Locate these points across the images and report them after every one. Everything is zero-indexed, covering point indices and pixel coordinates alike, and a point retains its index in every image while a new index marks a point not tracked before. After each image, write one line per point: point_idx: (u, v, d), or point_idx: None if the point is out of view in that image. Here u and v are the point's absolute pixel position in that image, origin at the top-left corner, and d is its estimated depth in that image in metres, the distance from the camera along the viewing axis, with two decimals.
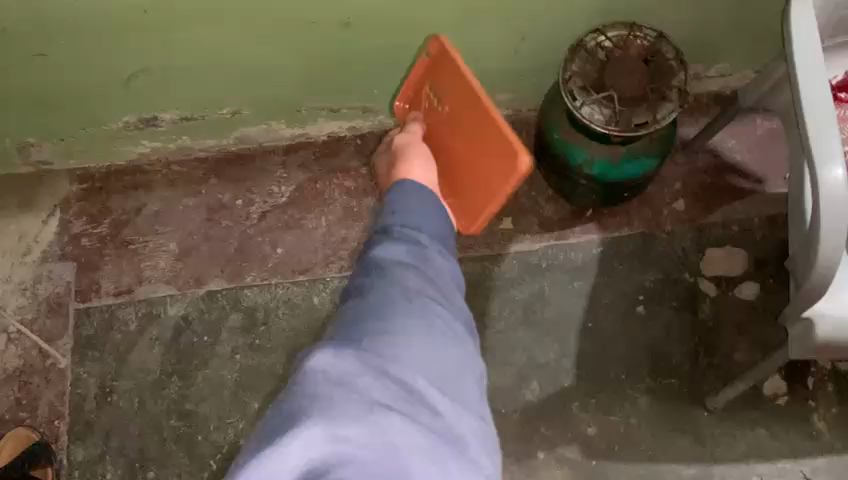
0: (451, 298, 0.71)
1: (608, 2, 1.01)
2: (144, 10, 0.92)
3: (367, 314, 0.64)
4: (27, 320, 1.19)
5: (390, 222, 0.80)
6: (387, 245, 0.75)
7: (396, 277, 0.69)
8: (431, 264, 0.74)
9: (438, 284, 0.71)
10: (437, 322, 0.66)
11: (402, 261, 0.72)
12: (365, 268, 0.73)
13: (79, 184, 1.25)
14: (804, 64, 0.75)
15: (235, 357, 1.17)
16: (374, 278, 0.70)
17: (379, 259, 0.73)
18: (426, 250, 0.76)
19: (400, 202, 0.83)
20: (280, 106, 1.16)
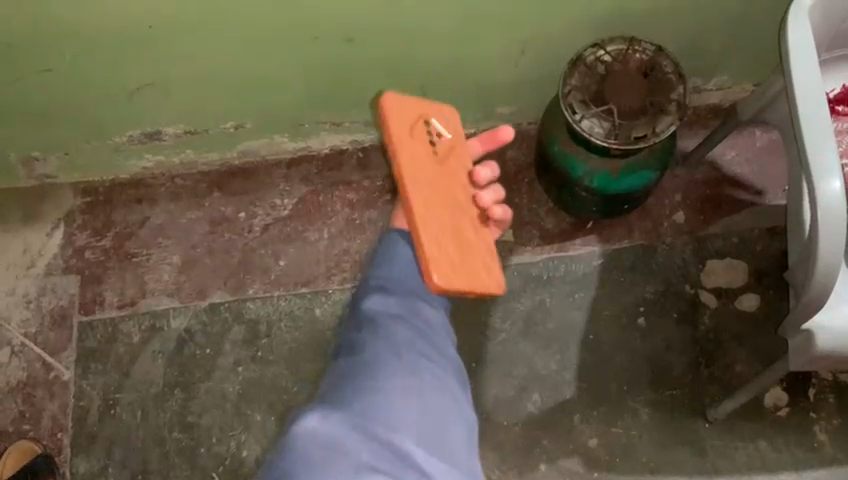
0: (445, 340, 0.68)
1: (606, 16, 1.03)
2: (148, 25, 0.93)
3: (356, 371, 0.63)
4: (30, 332, 1.19)
5: (382, 265, 0.72)
6: (375, 295, 0.70)
7: (386, 329, 0.66)
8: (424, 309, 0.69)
9: (430, 329, 0.68)
10: (430, 370, 0.64)
11: (395, 308, 0.68)
12: (356, 318, 0.69)
13: (83, 197, 1.26)
14: (801, 78, 0.76)
15: (238, 370, 1.17)
16: (363, 330, 0.67)
17: (368, 309, 0.69)
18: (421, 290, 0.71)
19: (387, 247, 0.74)
20: (282, 120, 1.17)
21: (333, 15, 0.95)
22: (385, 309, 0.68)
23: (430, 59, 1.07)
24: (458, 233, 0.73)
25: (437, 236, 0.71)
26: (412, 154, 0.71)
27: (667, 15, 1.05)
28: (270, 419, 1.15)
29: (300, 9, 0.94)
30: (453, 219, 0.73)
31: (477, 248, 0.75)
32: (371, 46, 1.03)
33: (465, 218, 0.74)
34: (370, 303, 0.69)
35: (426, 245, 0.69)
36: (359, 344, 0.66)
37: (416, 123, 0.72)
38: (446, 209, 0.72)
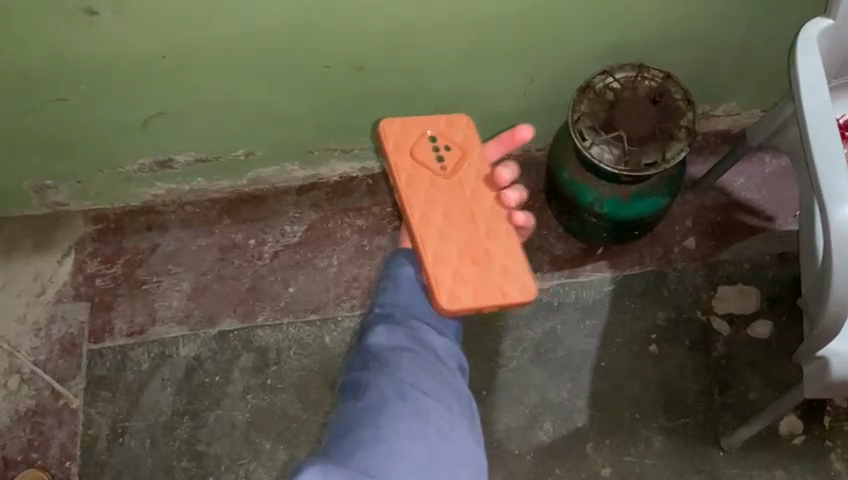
0: (450, 375, 0.70)
1: (614, 43, 1.03)
2: (162, 55, 0.95)
3: (361, 414, 0.65)
4: (40, 360, 1.19)
5: (391, 306, 0.75)
6: (379, 332, 0.71)
7: (390, 369, 0.67)
8: (428, 345, 0.71)
9: (435, 365, 0.69)
10: (434, 409, 0.66)
11: (400, 349, 0.69)
12: (361, 356, 0.71)
13: (94, 224, 1.26)
14: (812, 104, 0.76)
15: (247, 397, 1.17)
16: (368, 370, 0.69)
17: (373, 346, 0.70)
18: (428, 329, 0.73)
19: (394, 279, 0.78)
20: (293, 147, 1.18)
21: (344, 43, 0.97)
22: (389, 347, 0.70)
23: (440, 87, 1.08)
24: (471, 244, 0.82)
25: (442, 251, 0.80)
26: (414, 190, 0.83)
27: (675, 42, 1.05)
28: (279, 448, 1.14)
29: (310, 37, 0.95)
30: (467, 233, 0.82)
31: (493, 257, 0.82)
32: (380, 73, 1.03)
33: (477, 232, 0.83)
34: (374, 341, 0.71)
35: (428, 262, 0.79)
36: (364, 385, 0.67)
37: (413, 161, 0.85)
38: (453, 225, 0.82)
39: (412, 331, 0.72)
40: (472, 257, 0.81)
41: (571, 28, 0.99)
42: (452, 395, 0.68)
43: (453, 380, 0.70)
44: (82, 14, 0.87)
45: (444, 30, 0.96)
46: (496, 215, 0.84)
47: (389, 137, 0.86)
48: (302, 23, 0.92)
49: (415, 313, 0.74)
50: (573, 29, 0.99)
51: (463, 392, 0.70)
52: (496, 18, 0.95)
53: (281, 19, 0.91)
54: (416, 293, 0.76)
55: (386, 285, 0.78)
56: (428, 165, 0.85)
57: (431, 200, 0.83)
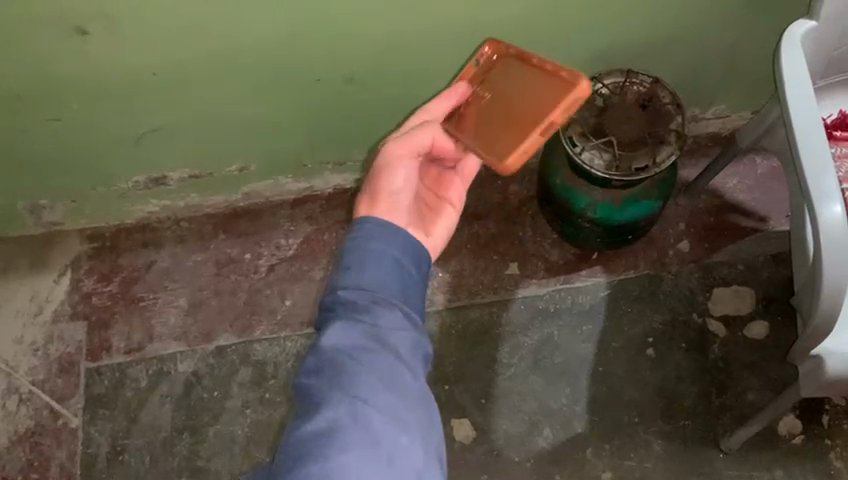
0: (412, 382, 0.60)
1: (602, 50, 1.04)
2: (152, 73, 0.95)
3: (309, 438, 0.56)
4: (38, 380, 1.19)
5: (348, 288, 0.63)
6: (337, 330, 0.61)
7: (346, 380, 0.58)
8: (389, 342, 0.61)
9: (397, 370, 0.59)
10: (394, 427, 0.57)
11: (356, 354, 0.59)
12: (314, 359, 0.61)
13: (90, 243, 1.27)
14: (797, 106, 0.76)
15: (246, 412, 1.17)
16: (322, 379, 0.59)
17: (329, 350, 0.60)
18: (389, 321, 0.62)
19: (358, 252, 0.65)
20: (285, 161, 1.19)
21: (333, 56, 0.97)
22: (349, 349, 0.60)
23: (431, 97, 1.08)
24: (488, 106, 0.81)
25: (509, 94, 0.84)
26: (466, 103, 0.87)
27: (663, 47, 1.06)
28: None
29: (302, 51, 0.96)
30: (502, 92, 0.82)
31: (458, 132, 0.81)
32: (372, 86, 1.04)
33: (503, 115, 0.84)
34: (333, 342, 0.60)
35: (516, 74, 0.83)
36: (316, 400, 0.58)
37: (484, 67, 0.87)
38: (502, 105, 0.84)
39: (374, 329, 0.61)
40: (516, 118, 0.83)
41: (560, 35, 1.00)
42: (412, 408, 0.58)
43: (414, 384, 0.60)
44: (74, 34, 0.87)
45: (434, 41, 0.97)
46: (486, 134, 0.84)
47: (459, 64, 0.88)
48: (293, 37, 0.93)
49: (383, 300, 0.63)
50: (562, 37, 1.00)
51: (425, 399, 0.60)
52: (485, 27, 0.96)
53: (272, 34, 0.92)
54: (383, 272, 0.64)
55: (350, 262, 0.65)
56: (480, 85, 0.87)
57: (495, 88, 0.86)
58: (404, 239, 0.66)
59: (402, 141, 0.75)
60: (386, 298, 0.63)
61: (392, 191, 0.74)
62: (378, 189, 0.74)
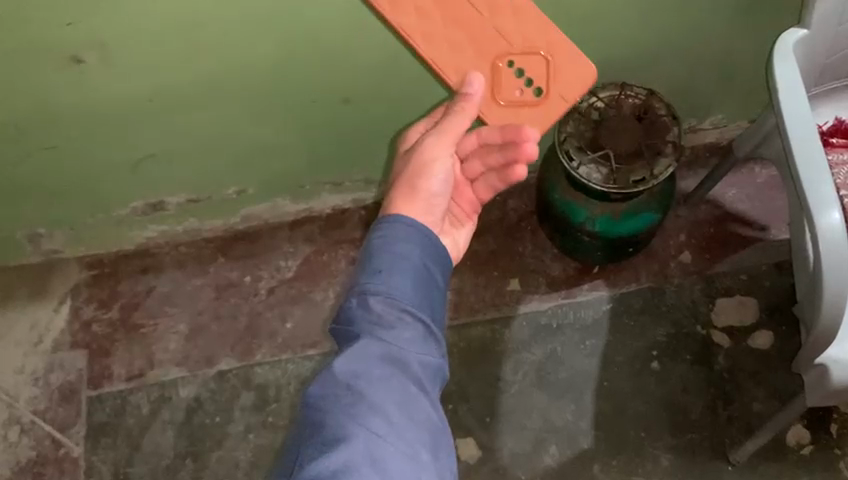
0: (429, 410, 0.60)
1: (596, 64, 1.04)
2: (148, 98, 0.96)
3: (324, 477, 0.53)
4: (39, 409, 1.19)
5: (375, 299, 0.63)
6: (361, 348, 0.61)
7: (362, 411, 0.56)
8: (408, 364, 0.61)
9: (416, 395, 0.59)
10: (410, 464, 0.55)
11: (376, 378, 0.59)
12: (329, 379, 0.60)
13: (89, 270, 1.27)
14: (791, 115, 0.76)
15: (248, 437, 1.16)
16: (338, 409, 0.57)
17: (346, 371, 0.59)
18: (411, 340, 0.62)
19: (387, 263, 0.65)
20: (284, 183, 1.19)
21: (328, 78, 0.98)
22: (367, 376, 0.59)
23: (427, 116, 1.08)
24: (457, 9, 0.79)
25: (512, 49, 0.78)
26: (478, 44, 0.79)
27: (658, 59, 1.06)
28: None
29: (296, 73, 0.96)
30: (494, 18, 0.79)
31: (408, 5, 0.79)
32: (368, 106, 1.05)
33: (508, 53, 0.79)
34: (354, 362, 0.60)
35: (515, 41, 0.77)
36: (330, 429, 0.56)
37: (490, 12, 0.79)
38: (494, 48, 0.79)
39: (394, 348, 0.61)
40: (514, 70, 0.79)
41: None
42: (426, 443, 0.58)
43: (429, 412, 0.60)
44: (68, 62, 0.87)
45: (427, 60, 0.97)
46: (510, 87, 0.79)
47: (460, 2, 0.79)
48: (288, 59, 0.93)
49: (409, 311, 0.63)
50: None
51: (437, 430, 0.60)
52: None
53: (267, 56, 0.92)
54: (411, 280, 0.65)
55: (380, 268, 0.65)
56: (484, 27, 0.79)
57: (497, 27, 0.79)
58: (429, 251, 0.67)
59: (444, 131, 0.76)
60: (412, 315, 0.63)
61: (431, 192, 0.76)
62: (416, 188, 0.76)
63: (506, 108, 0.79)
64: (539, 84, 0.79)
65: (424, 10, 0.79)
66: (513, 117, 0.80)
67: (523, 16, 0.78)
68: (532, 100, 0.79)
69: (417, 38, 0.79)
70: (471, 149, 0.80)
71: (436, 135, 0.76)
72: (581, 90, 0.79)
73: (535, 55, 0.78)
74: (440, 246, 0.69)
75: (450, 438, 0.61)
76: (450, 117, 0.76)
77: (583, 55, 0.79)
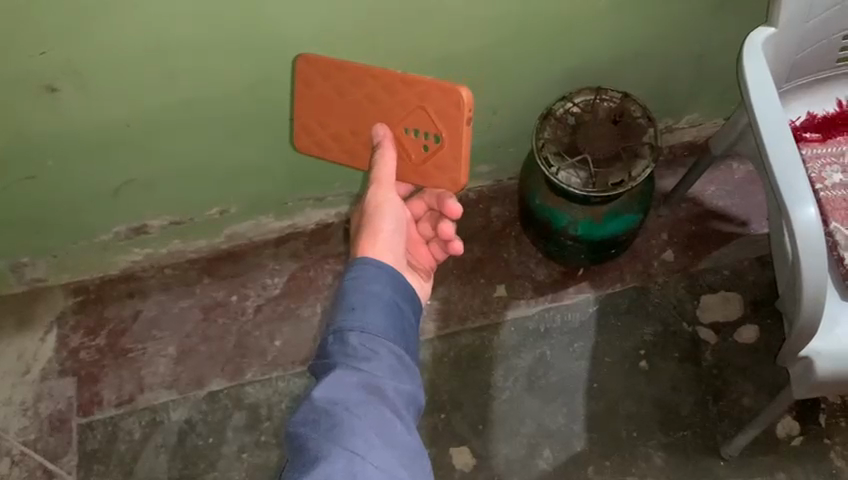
0: (405, 433, 0.61)
1: (570, 71, 1.06)
2: (126, 123, 0.96)
3: None
4: (29, 440, 1.18)
5: (349, 331, 0.64)
6: (338, 377, 0.62)
7: (342, 434, 0.57)
8: (383, 390, 0.62)
9: (392, 419, 0.60)
10: None
11: (353, 402, 0.60)
12: (308, 408, 0.60)
13: (74, 297, 1.26)
14: (765, 111, 0.77)
15: (242, 456, 1.15)
16: (319, 434, 0.58)
17: (325, 398, 0.60)
18: (386, 368, 0.63)
19: (360, 298, 0.67)
20: (266, 201, 1.19)
21: None
22: (346, 401, 0.60)
23: None
24: (347, 108, 0.85)
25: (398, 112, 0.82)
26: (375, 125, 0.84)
27: (631, 62, 1.08)
28: None
29: (272, 91, 0.96)
30: (375, 101, 0.83)
31: (321, 130, 0.88)
32: None
33: (397, 118, 0.83)
34: (331, 390, 0.60)
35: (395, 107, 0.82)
36: (313, 452, 0.57)
37: (366, 94, 0.83)
38: (385, 119, 0.83)
39: (371, 375, 0.62)
40: (410, 127, 0.82)
41: (526, 58, 1.01)
42: (405, 464, 0.58)
43: (404, 436, 0.60)
44: (43, 91, 0.88)
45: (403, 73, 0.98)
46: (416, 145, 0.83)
47: (346, 100, 0.85)
48: (264, 77, 0.94)
49: (384, 342, 0.65)
50: (528, 59, 1.01)
51: (416, 453, 0.60)
52: (455, 57, 0.97)
53: (242, 76, 0.93)
54: (385, 315, 0.66)
55: (354, 301, 0.66)
56: (370, 109, 0.84)
57: (378, 100, 0.83)
58: (400, 285, 0.70)
59: (379, 184, 0.81)
60: (385, 346, 0.65)
61: (387, 232, 0.79)
62: (375, 230, 0.78)
63: (426, 166, 0.84)
64: (434, 132, 0.81)
65: (334, 128, 0.87)
66: (434, 171, 0.84)
67: (390, 86, 0.81)
68: (435, 147, 0.82)
69: (345, 155, 0.88)
70: (423, 211, 0.88)
71: (375, 188, 0.81)
72: (466, 115, 0.79)
73: (416, 111, 0.81)
74: (407, 283, 0.71)
75: (429, 462, 0.62)
76: (379, 166, 0.82)
77: (447, 86, 0.78)
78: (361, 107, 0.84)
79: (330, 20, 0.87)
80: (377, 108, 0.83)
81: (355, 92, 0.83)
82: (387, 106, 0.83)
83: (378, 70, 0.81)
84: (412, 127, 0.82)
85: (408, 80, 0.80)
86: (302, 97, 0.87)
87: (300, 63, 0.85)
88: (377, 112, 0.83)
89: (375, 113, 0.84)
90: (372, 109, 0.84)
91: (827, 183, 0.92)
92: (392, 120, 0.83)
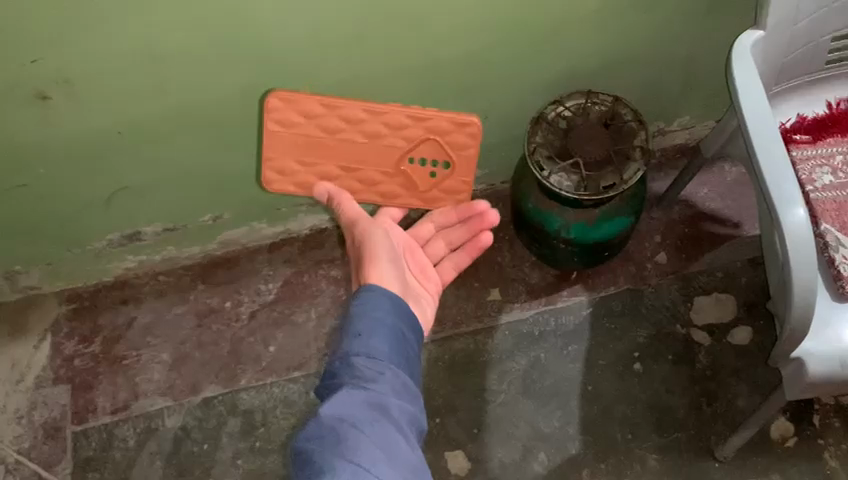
0: (409, 451, 0.61)
1: (561, 75, 1.06)
2: (118, 131, 0.96)
3: None
4: (24, 448, 1.17)
5: (355, 356, 0.66)
6: (343, 396, 0.62)
7: (350, 447, 0.57)
8: (389, 410, 0.62)
9: (396, 437, 0.60)
10: None
11: (359, 421, 0.60)
12: (314, 425, 0.61)
13: (68, 304, 1.26)
14: (754, 112, 0.78)
15: (237, 462, 1.15)
16: (325, 448, 0.58)
17: (331, 414, 0.60)
18: (391, 391, 0.64)
19: (364, 325, 0.68)
20: (260, 207, 1.19)
21: None
22: (352, 418, 0.60)
23: None
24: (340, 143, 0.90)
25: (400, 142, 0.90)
26: (373, 159, 0.92)
27: (622, 66, 1.08)
28: None
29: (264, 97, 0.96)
30: (376, 137, 0.90)
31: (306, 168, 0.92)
32: None
33: (399, 150, 0.91)
34: (335, 408, 0.61)
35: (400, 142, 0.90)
36: (319, 465, 0.57)
37: (363, 131, 0.89)
38: (385, 152, 0.91)
39: (376, 395, 0.63)
40: (414, 156, 0.91)
41: (517, 62, 1.01)
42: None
43: (409, 453, 0.61)
44: (35, 100, 0.88)
45: (395, 78, 0.98)
46: (420, 173, 0.93)
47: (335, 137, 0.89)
48: (256, 84, 0.94)
49: (390, 367, 0.66)
50: (520, 64, 1.02)
51: (420, 470, 0.60)
52: (447, 62, 0.97)
53: (234, 83, 0.93)
54: (389, 342, 0.68)
55: (361, 328, 0.68)
56: (369, 144, 0.90)
57: (378, 135, 0.89)
58: (403, 314, 0.71)
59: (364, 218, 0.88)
60: (389, 369, 0.65)
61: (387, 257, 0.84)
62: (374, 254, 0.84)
63: (433, 190, 0.95)
64: (444, 161, 0.92)
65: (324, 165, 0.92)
66: (442, 194, 0.95)
67: (394, 119, 0.88)
68: (443, 172, 0.93)
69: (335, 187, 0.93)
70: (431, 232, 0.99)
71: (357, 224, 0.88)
72: (474, 144, 0.91)
73: (426, 141, 0.90)
74: (410, 314, 0.73)
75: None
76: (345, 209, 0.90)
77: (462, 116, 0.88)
78: (359, 141, 0.90)
79: (321, 26, 0.87)
80: (376, 141, 0.90)
81: (352, 128, 0.89)
82: (388, 140, 0.90)
83: (377, 108, 0.87)
84: (418, 157, 0.92)
85: (418, 116, 0.88)
86: (283, 135, 0.89)
87: (272, 100, 0.86)
88: (377, 146, 0.90)
89: (374, 147, 0.91)
90: (370, 144, 0.90)
91: (818, 185, 0.93)
92: (394, 152, 0.91)
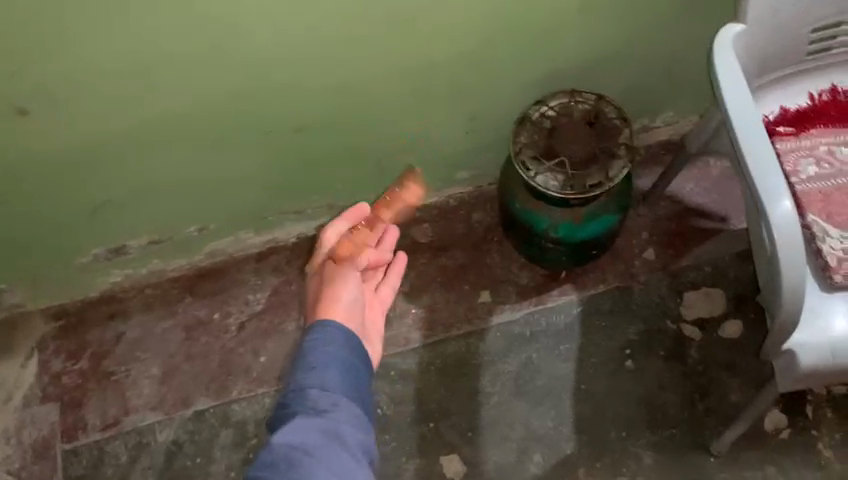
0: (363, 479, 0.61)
1: (544, 74, 1.06)
2: (100, 143, 0.95)
3: None
4: (14, 468, 1.16)
5: (306, 387, 0.64)
6: (295, 425, 0.62)
7: None
8: (342, 438, 0.62)
9: (349, 467, 0.60)
10: None
11: (311, 451, 0.59)
12: (267, 454, 0.60)
13: (54, 321, 1.24)
14: (736, 104, 0.78)
15: (230, 474, 1.14)
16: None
17: (284, 444, 0.60)
18: (345, 419, 0.63)
19: (314, 356, 0.66)
20: (245, 216, 1.18)
21: (279, 107, 0.97)
22: (304, 448, 0.60)
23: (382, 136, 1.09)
24: None
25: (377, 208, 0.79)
26: None
27: (605, 64, 1.08)
28: None
29: (246, 105, 0.96)
30: None
31: None
32: (324, 135, 1.05)
33: None
34: (288, 437, 0.60)
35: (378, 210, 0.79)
36: None
37: None
38: None
39: (331, 424, 0.62)
40: None
41: (501, 63, 1.01)
42: None
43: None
44: (14, 115, 0.87)
45: (378, 82, 0.98)
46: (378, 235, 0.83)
47: None
48: (238, 93, 0.93)
49: (344, 397, 0.64)
50: (502, 64, 1.02)
51: None
52: (430, 64, 0.97)
53: (216, 92, 0.92)
54: (342, 374, 0.66)
55: (314, 360, 0.66)
56: None
57: None
58: (357, 346, 0.69)
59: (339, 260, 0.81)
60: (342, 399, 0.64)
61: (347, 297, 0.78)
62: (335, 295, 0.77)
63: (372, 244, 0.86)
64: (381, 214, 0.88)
65: None
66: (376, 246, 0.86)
67: None
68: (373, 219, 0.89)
69: None
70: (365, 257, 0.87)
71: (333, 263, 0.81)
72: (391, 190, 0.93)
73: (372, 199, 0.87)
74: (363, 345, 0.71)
75: None
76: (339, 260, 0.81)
77: None
78: None
79: (303, 30, 0.86)
80: None
81: None
82: None
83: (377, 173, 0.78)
84: None
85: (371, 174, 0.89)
86: None
87: None
88: None
89: None
90: None
91: (803, 176, 0.93)
92: None
